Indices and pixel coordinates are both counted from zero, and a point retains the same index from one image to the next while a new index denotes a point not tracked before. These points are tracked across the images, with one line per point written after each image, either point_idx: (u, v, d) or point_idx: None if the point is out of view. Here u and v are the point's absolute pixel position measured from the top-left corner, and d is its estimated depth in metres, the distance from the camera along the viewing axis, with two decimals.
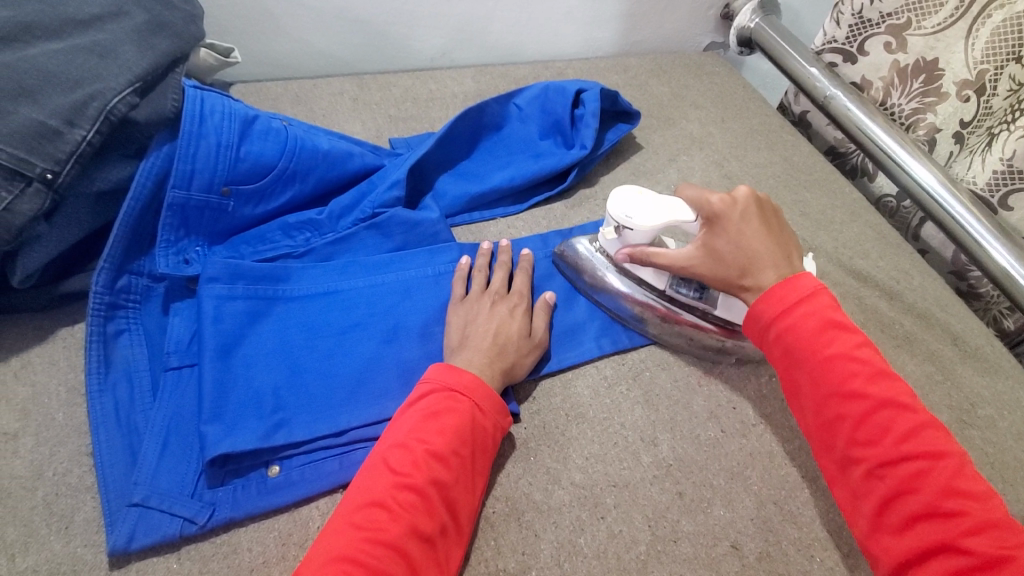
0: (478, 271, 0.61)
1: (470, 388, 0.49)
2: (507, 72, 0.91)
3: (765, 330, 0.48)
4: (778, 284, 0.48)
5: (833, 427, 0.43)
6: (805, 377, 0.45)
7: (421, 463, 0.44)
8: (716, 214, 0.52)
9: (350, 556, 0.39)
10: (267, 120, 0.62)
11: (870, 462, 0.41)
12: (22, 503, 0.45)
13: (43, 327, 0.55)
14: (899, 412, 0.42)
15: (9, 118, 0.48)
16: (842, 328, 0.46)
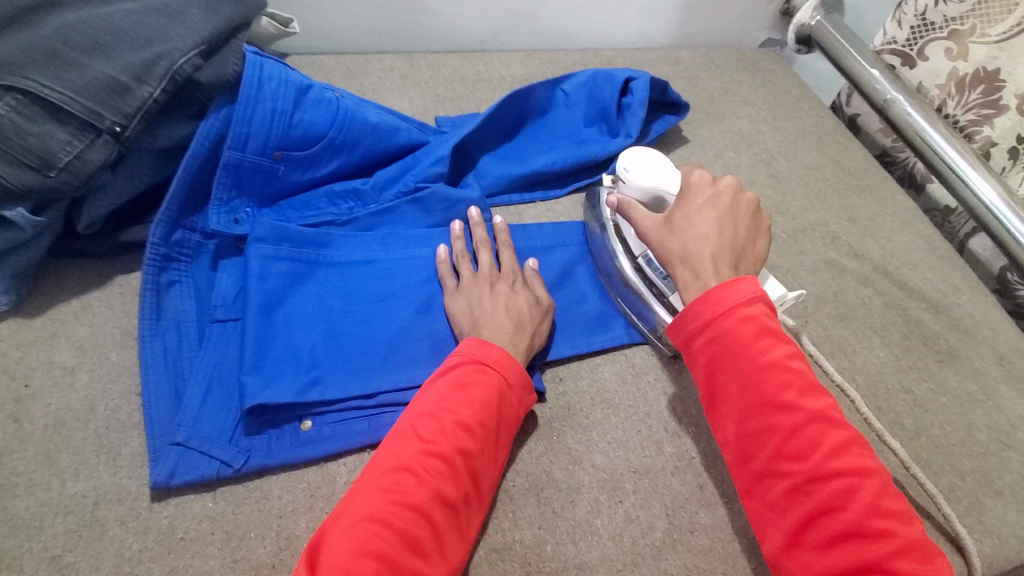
0: (462, 257, 0.60)
1: (500, 362, 0.49)
2: (556, 58, 0.90)
3: (697, 333, 0.45)
4: (717, 285, 0.46)
5: (759, 439, 0.42)
6: (734, 382, 0.43)
7: (448, 433, 0.45)
8: (687, 191, 0.53)
9: (378, 517, 0.41)
10: (321, 90, 0.63)
11: (796, 478, 0.40)
12: (75, 433, 0.48)
13: (101, 272, 0.58)
14: (827, 427, 0.41)
15: (84, 72, 0.51)
16: (774, 336, 0.44)
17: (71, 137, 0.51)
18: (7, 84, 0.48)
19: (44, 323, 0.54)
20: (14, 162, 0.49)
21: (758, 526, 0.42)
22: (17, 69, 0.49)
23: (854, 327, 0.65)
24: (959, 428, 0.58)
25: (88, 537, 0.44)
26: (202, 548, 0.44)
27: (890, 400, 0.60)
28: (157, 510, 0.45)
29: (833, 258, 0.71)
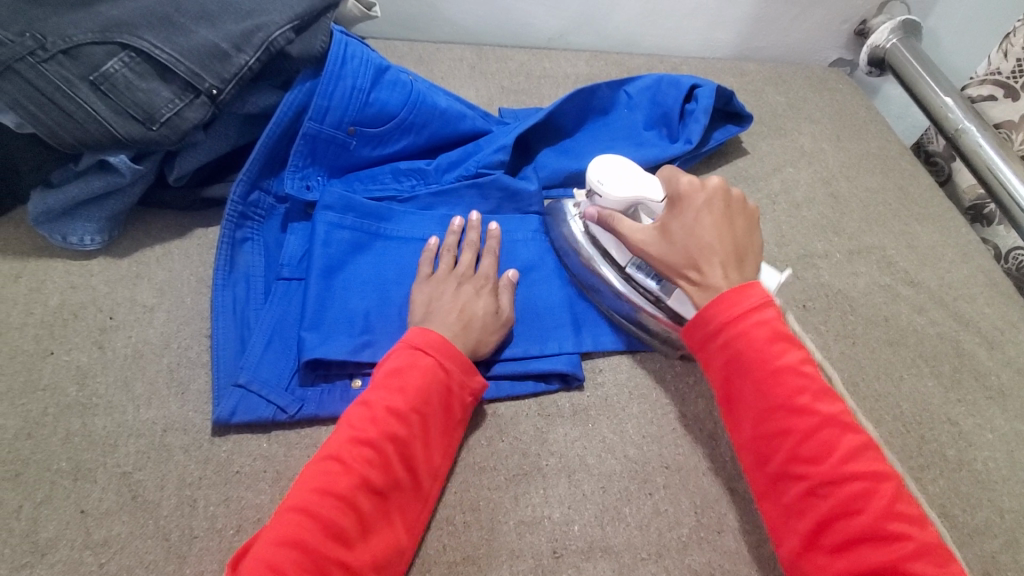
0: (448, 250, 0.60)
1: (436, 346, 0.49)
2: (622, 61, 0.92)
3: (710, 335, 0.47)
4: (731, 289, 0.48)
5: (773, 442, 0.43)
6: (748, 386, 0.45)
7: (378, 420, 0.45)
8: (679, 198, 0.54)
9: (301, 506, 0.40)
10: (397, 73, 0.67)
11: (811, 481, 0.41)
12: (150, 365, 0.52)
13: (182, 224, 0.62)
14: (840, 432, 0.42)
15: (191, 37, 0.55)
16: (789, 341, 0.46)
17: (174, 96, 0.55)
18: (122, 42, 0.53)
19: (130, 264, 0.58)
20: (121, 113, 0.53)
21: (773, 529, 0.43)
22: (133, 29, 0.54)
23: (902, 353, 0.64)
24: (1002, 465, 0.57)
25: (156, 460, 0.47)
26: (255, 483, 0.47)
27: (934, 431, 0.59)
28: (218, 444, 0.49)
29: (887, 283, 0.70)
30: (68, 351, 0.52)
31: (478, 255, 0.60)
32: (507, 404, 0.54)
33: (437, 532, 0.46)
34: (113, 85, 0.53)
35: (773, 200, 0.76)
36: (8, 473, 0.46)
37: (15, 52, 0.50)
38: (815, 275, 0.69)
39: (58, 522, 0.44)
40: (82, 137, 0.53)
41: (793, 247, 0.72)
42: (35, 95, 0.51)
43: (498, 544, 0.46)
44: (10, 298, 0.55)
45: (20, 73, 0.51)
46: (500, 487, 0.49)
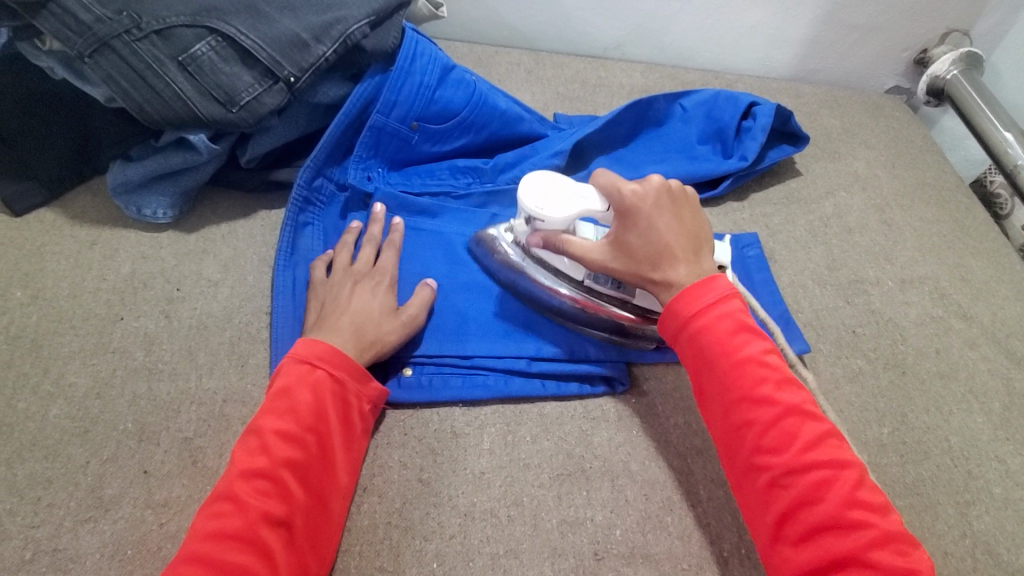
0: (342, 249, 0.58)
1: (326, 357, 0.47)
2: (676, 75, 0.92)
3: (678, 328, 0.48)
4: (695, 283, 0.48)
5: (740, 433, 0.44)
6: (714, 379, 0.45)
7: (269, 448, 0.43)
8: (628, 207, 0.49)
9: (195, 556, 0.38)
10: (462, 72, 0.68)
11: (774, 471, 0.42)
12: (213, 336, 0.54)
13: (248, 205, 0.64)
14: (803, 420, 0.43)
15: (274, 25, 0.57)
16: (752, 333, 0.46)
17: (254, 81, 0.57)
18: (211, 26, 0.55)
19: (197, 239, 0.61)
20: (204, 94, 0.56)
21: (745, 518, 0.44)
22: (221, 14, 0.56)
23: (952, 387, 0.63)
24: None
25: (216, 428, 0.49)
26: None
27: (981, 467, 0.58)
28: None
29: (939, 315, 0.69)
30: (137, 318, 0.54)
31: (379, 251, 0.59)
32: (553, 404, 0.55)
33: (482, 523, 0.47)
34: (200, 67, 0.55)
35: (825, 223, 0.76)
36: (78, 429, 0.48)
37: (112, 30, 0.53)
38: (866, 301, 0.69)
39: (122, 479, 0.46)
40: (169, 114, 0.56)
41: (844, 271, 0.71)
42: (128, 71, 0.54)
43: (541, 541, 0.47)
44: (85, 263, 0.57)
45: (116, 50, 0.53)
46: (545, 485, 0.50)
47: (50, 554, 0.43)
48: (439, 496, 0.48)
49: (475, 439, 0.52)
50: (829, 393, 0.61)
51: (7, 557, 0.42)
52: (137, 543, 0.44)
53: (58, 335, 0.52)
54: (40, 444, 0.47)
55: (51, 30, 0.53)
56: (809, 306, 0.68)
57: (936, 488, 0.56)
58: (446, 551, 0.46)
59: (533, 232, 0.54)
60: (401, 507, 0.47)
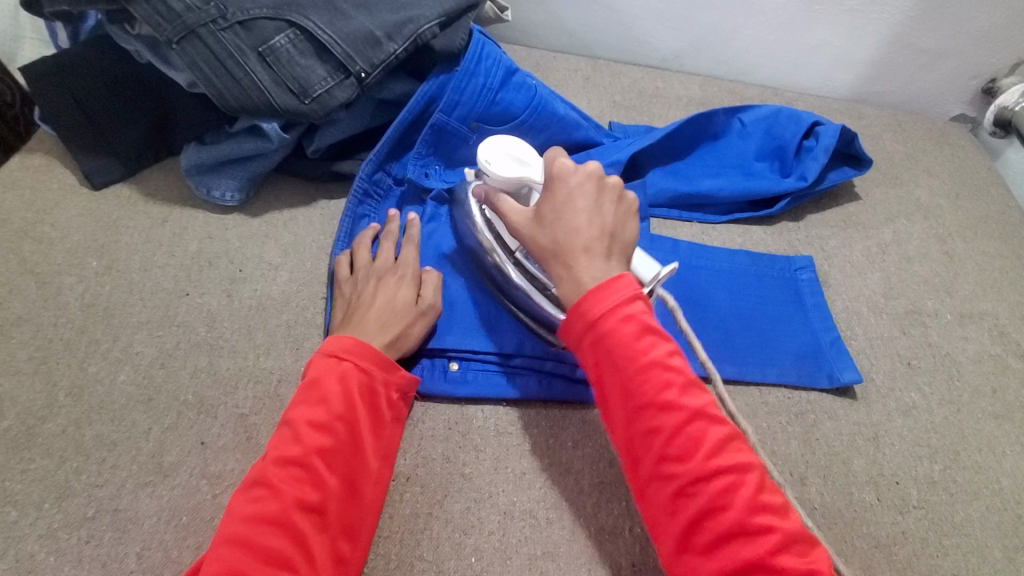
0: (361, 245, 0.59)
1: (352, 349, 0.47)
2: (735, 89, 0.91)
3: (585, 331, 0.44)
4: (597, 284, 0.44)
5: (644, 442, 0.41)
6: (618, 384, 0.43)
7: (302, 436, 0.43)
8: (554, 182, 0.49)
9: (235, 538, 0.39)
10: (524, 76, 0.69)
11: (681, 480, 0.40)
12: (271, 318, 0.56)
13: (309, 193, 0.66)
14: (707, 425, 0.41)
15: (350, 22, 0.59)
16: (658, 335, 0.43)
17: (327, 75, 0.59)
18: (290, 19, 0.57)
19: (260, 223, 0.63)
20: (280, 84, 0.58)
21: (653, 529, 0.41)
22: (301, 9, 0.58)
23: (1009, 429, 0.60)
24: None
25: (271, 407, 0.51)
26: None
27: None
28: None
29: (998, 354, 0.66)
30: (201, 295, 0.57)
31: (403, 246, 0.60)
32: (596, 411, 0.54)
33: (520, 523, 0.48)
34: (277, 59, 0.57)
35: (883, 250, 0.73)
36: (143, 397, 0.50)
37: (200, 18, 0.55)
38: (923, 333, 0.66)
39: (180, 448, 0.48)
40: (244, 102, 0.58)
41: (901, 301, 0.69)
42: (211, 59, 0.56)
43: (578, 547, 0.47)
44: (156, 239, 0.60)
45: (201, 37, 0.56)
46: (585, 492, 0.50)
47: (111, 513, 0.45)
48: (480, 492, 0.49)
49: (517, 439, 0.52)
50: (880, 425, 0.59)
51: (72, 513, 0.44)
52: (192, 511, 0.45)
53: (128, 305, 0.55)
54: (108, 408, 0.49)
55: (144, 16, 0.55)
56: (863, 333, 0.66)
57: (986, 531, 0.54)
58: (484, 546, 0.46)
59: (481, 186, 0.56)
60: (442, 500, 0.48)
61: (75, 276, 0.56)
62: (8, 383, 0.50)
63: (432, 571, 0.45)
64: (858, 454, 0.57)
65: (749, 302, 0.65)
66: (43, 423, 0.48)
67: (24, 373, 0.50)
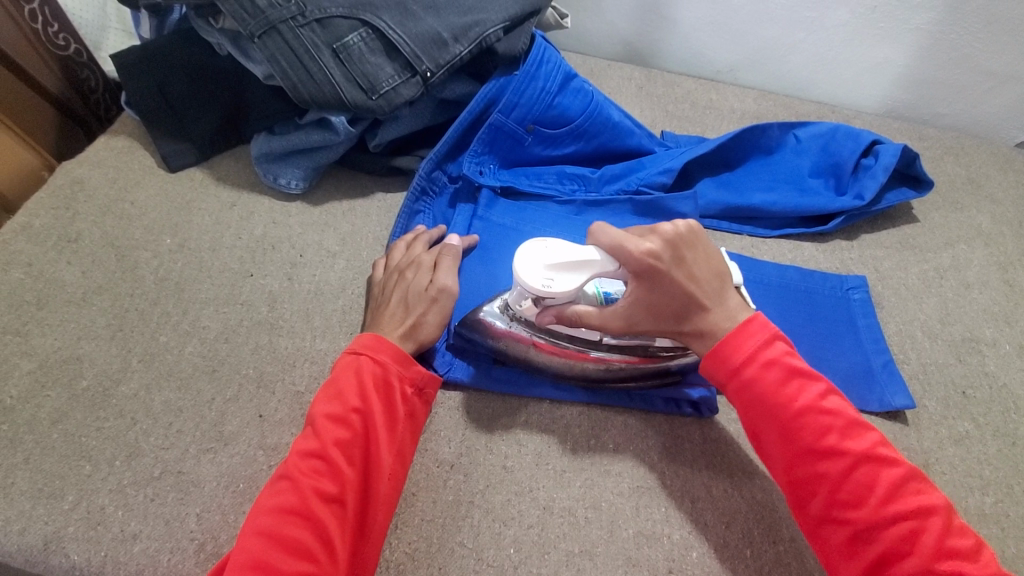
0: (402, 243, 0.59)
1: (369, 346, 0.49)
2: (791, 104, 0.89)
3: (729, 376, 0.47)
4: (734, 331, 0.47)
5: (809, 487, 0.43)
6: (772, 430, 0.45)
7: (319, 431, 0.44)
8: (648, 271, 0.47)
9: (260, 529, 0.40)
10: (582, 82, 0.70)
11: (854, 526, 0.41)
12: (328, 303, 0.58)
13: (368, 186, 0.69)
14: (878, 467, 0.42)
15: (419, 23, 0.61)
16: (806, 377, 0.45)
17: (395, 73, 0.61)
18: (364, 18, 0.60)
19: (321, 212, 0.66)
20: (350, 80, 0.60)
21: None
22: (374, 9, 0.60)
23: None
24: None
25: None
26: None
27: None
28: None
29: None
30: (264, 276, 0.59)
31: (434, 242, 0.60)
32: (638, 415, 0.55)
33: (559, 520, 0.48)
34: (349, 56, 0.60)
35: (940, 275, 0.71)
36: (207, 367, 0.53)
37: (281, 15, 0.58)
38: (979, 362, 0.64)
39: (240, 419, 0.51)
40: (316, 96, 0.61)
41: (958, 328, 0.67)
42: (288, 53, 0.59)
43: (616, 548, 0.47)
44: (225, 221, 0.63)
45: (281, 33, 0.59)
46: (624, 494, 0.50)
47: (175, 475, 0.47)
48: (521, 485, 0.50)
49: (559, 437, 0.53)
50: (930, 452, 0.58)
51: (140, 471, 0.47)
52: (249, 479, 0.48)
53: (197, 281, 0.58)
54: (175, 376, 0.52)
55: (229, 11, 0.59)
56: (917, 358, 0.64)
57: None
58: (523, 539, 0.47)
59: (544, 309, 0.51)
60: (484, 489, 0.49)
61: (150, 251, 0.60)
62: (87, 346, 0.53)
63: (471, 558, 0.46)
64: None
65: (798, 320, 0.64)
66: (117, 386, 0.51)
67: (102, 338, 0.54)
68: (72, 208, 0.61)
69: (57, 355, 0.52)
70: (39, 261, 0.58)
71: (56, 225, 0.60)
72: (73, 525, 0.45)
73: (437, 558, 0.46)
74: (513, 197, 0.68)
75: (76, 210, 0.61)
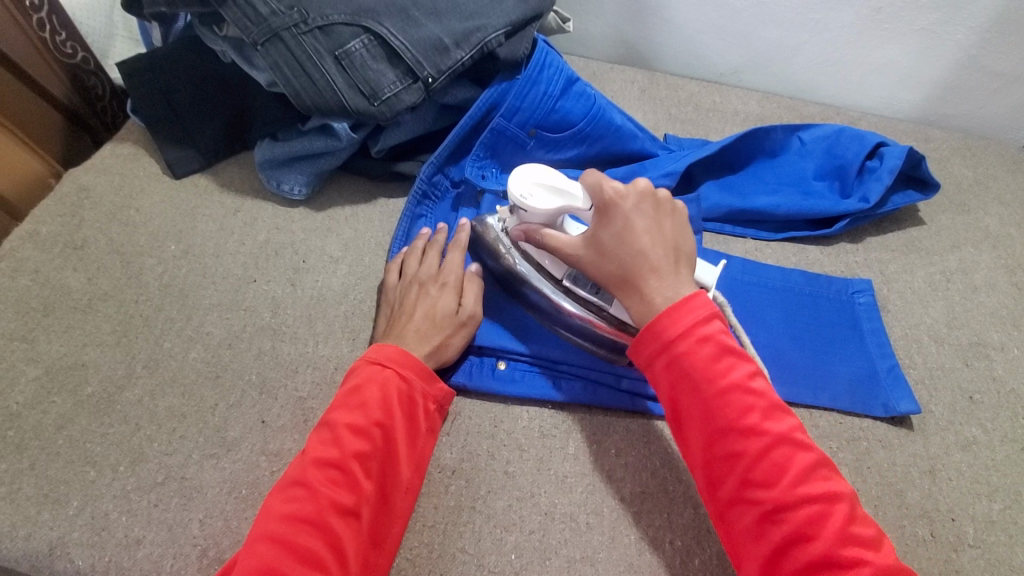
0: (411, 252, 0.59)
1: (394, 358, 0.49)
2: (795, 106, 0.89)
3: (659, 351, 0.45)
4: (673, 306, 0.45)
5: (725, 465, 0.42)
6: (697, 406, 0.43)
7: (340, 440, 0.44)
8: (607, 207, 0.49)
9: (272, 535, 0.40)
10: (584, 86, 0.70)
11: (764, 506, 0.40)
12: (330, 309, 0.59)
13: (370, 191, 0.69)
14: (793, 450, 0.41)
15: (421, 29, 0.61)
16: (737, 356, 0.44)
17: (396, 79, 0.62)
18: (366, 25, 0.60)
19: (324, 217, 0.66)
20: (352, 86, 0.61)
21: (739, 557, 0.41)
22: (376, 15, 0.61)
23: None
24: None
25: (327, 392, 0.53)
26: None
27: None
28: None
29: None
30: (267, 282, 0.60)
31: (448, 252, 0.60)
32: (640, 420, 0.54)
33: (560, 526, 0.48)
34: (351, 62, 0.60)
35: (947, 278, 0.71)
36: (210, 373, 0.53)
37: (284, 22, 0.59)
38: (987, 367, 0.64)
39: (242, 425, 0.51)
40: (319, 102, 0.61)
41: (965, 332, 0.66)
42: (291, 60, 0.59)
43: (618, 555, 0.47)
44: (229, 227, 0.63)
45: (284, 40, 0.59)
46: (626, 501, 0.50)
47: (179, 481, 0.48)
48: (522, 491, 0.50)
49: (561, 442, 0.53)
50: (937, 458, 0.57)
51: (143, 477, 0.48)
52: (251, 484, 0.48)
53: (201, 288, 0.59)
54: (179, 382, 0.53)
55: (233, 18, 0.59)
56: (923, 363, 0.64)
57: None
58: (524, 545, 0.47)
59: (518, 224, 0.55)
60: (486, 495, 0.49)
61: (155, 258, 0.60)
62: (92, 352, 0.54)
63: (472, 564, 0.46)
64: (912, 486, 0.55)
65: (803, 324, 0.64)
66: (122, 392, 0.52)
67: (107, 344, 0.54)
68: (78, 214, 0.62)
69: (63, 362, 0.53)
70: (45, 268, 0.58)
71: (63, 232, 0.61)
72: (78, 530, 0.45)
73: (438, 565, 0.46)
74: None
75: (82, 217, 0.62)
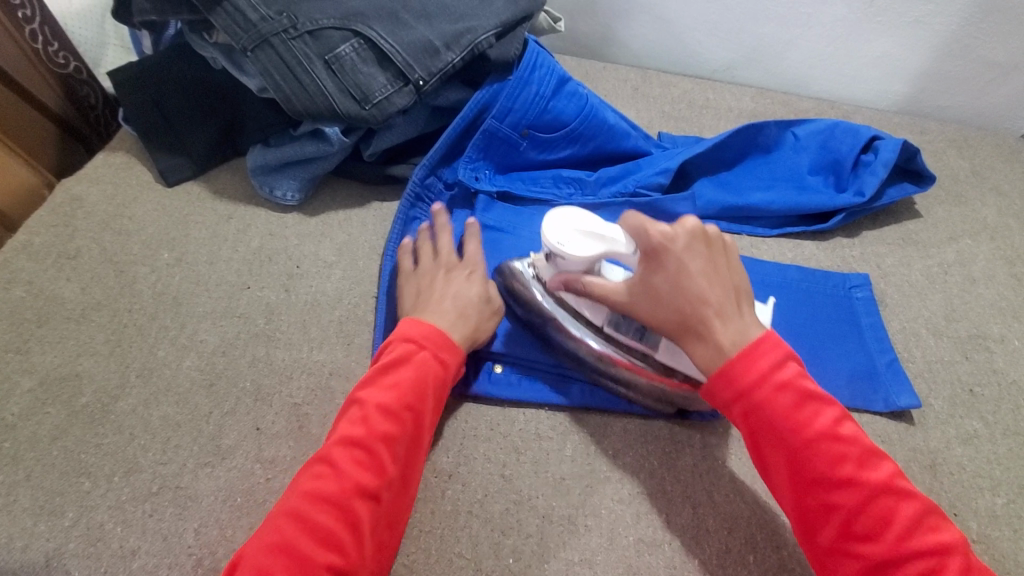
0: (408, 252, 0.60)
1: (431, 339, 0.49)
2: (789, 101, 0.88)
3: (733, 399, 0.43)
4: (743, 351, 0.43)
5: (820, 518, 0.41)
6: (783, 455, 0.42)
7: (370, 419, 0.44)
8: (656, 251, 0.46)
9: (292, 512, 0.40)
10: (576, 85, 0.70)
11: (869, 560, 0.39)
12: (324, 314, 0.58)
13: (364, 196, 0.69)
14: (895, 501, 0.40)
15: (411, 32, 0.61)
16: (820, 402, 0.42)
17: (387, 82, 0.61)
18: (356, 29, 0.60)
19: (317, 223, 0.66)
20: (343, 90, 0.60)
21: None
22: (366, 19, 0.60)
23: None
24: None
25: (322, 398, 0.53)
26: None
27: None
28: None
29: None
30: (261, 288, 0.60)
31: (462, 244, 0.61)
32: (638, 420, 0.54)
33: (558, 528, 0.48)
34: (342, 66, 0.60)
35: (945, 270, 0.70)
36: (205, 381, 0.53)
37: (274, 28, 0.59)
38: (986, 359, 0.63)
39: (237, 432, 0.51)
40: (310, 107, 0.61)
41: (964, 324, 0.66)
42: (281, 66, 0.59)
43: (617, 556, 0.47)
44: (222, 234, 0.63)
45: (274, 46, 0.59)
46: (625, 501, 0.49)
47: (174, 490, 0.48)
48: (519, 493, 0.49)
49: (559, 444, 0.52)
50: (938, 452, 0.56)
51: (138, 486, 0.48)
52: (247, 492, 0.48)
53: (195, 295, 0.58)
54: (174, 390, 0.52)
55: (222, 25, 0.59)
56: (922, 356, 0.63)
57: None
58: (523, 548, 0.47)
59: (556, 274, 0.53)
60: (483, 499, 0.49)
61: (148, 266, 0.60)
62: (86, 362, 0.54)
63: (470, 568, 0.46)
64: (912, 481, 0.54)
65: (800, 319, 0.64)
66: (116, 402, 0.52)
67: (101, 354, 0.54)
68: (71, 224, 0.62)
69: (56, 372, 0.53)
70: (39, 279, 0.58)
71: (56, 242, 0.61)
72: (73, 541, 0.45)
73: (436, 570, 0.46)
74: (509, 202, 0.68)
75: (75, 226, 0.62)
